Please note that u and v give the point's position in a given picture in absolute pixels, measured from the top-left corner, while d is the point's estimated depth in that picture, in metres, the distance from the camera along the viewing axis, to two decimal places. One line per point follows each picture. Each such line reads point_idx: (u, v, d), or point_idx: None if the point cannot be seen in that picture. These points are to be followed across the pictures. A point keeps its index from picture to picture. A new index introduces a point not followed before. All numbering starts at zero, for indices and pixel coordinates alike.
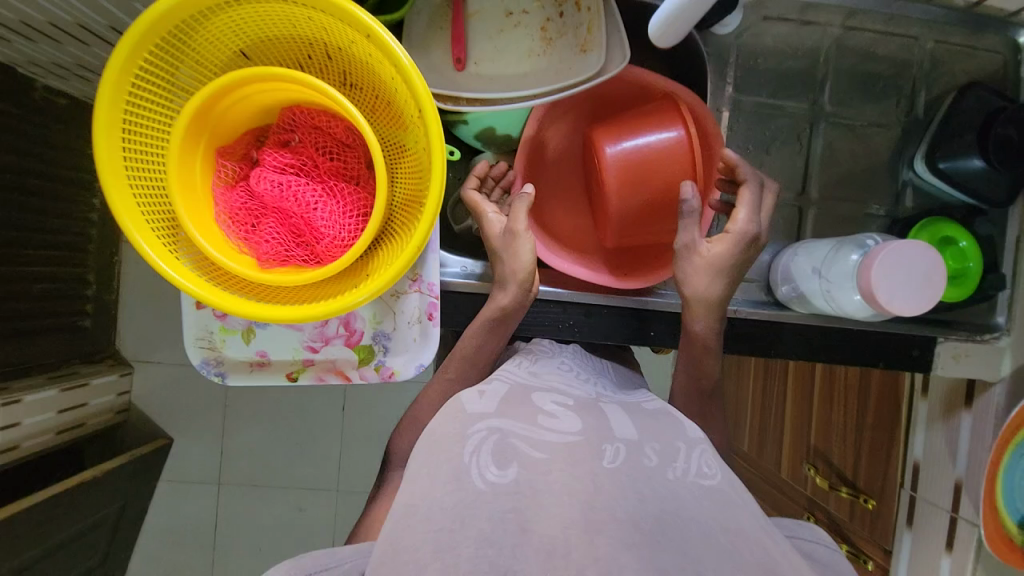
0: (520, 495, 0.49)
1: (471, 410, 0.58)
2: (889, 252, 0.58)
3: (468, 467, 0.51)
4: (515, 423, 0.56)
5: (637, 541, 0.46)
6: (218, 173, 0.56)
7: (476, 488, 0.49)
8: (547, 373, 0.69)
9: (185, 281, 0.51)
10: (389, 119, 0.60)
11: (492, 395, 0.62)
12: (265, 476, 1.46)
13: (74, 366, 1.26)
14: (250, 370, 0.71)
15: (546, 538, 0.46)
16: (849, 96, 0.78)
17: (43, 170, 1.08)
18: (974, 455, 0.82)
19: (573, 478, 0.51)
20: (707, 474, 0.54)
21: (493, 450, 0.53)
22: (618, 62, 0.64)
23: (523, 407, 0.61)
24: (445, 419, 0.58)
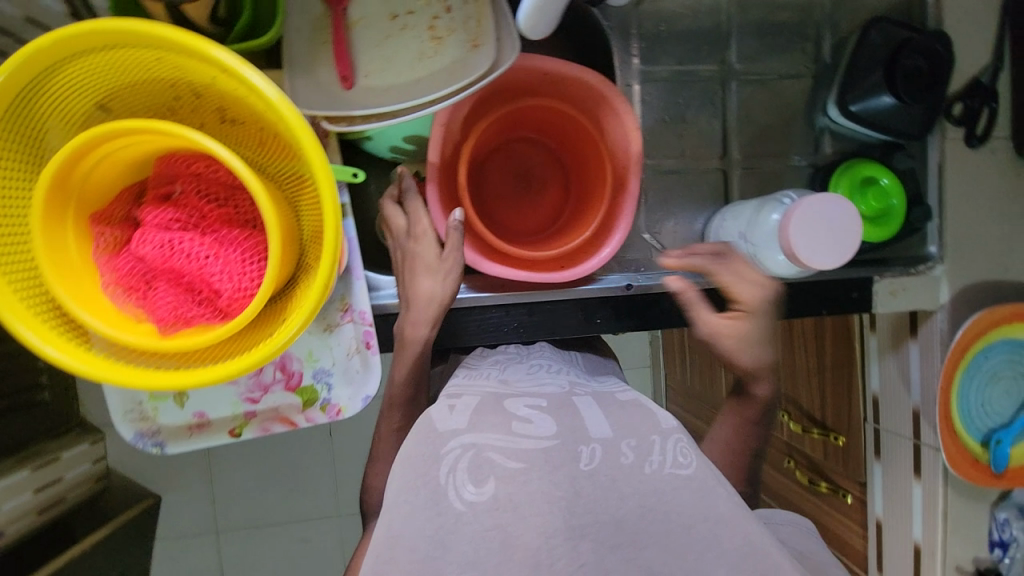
0: (502, 512, 0.47)
1: (442, 427, 0.54)
2: (802, 210, 0.60)
3: (445, 490, 0.49)
4: (492, 435, 0.52)
5: (620, 540, 0.47)
6: (99, 240, 0.52)
7: (456, 511, 0.48)
8: (516, 376, 0.66)
9: (83, 365, 0.48)
10: (279, 153, 0.56)
11: (464, 406, 0.58)
12: (260, 517, 1.44)
13: (41, 443, 1.13)
14: (190, 434, 0.68)
15: (530, 551, 0.46)
16: (757, 49, 0.78)
17: None
18: (926, 381, 0.84)
19: (553, 486, 0.49)
20: (685, 464, 0.52)
21: (470, 469, 0.50)
22: (511, 53, 0.61)
23: (498, 413, 0.57)
24: (416, 437, 0.54)
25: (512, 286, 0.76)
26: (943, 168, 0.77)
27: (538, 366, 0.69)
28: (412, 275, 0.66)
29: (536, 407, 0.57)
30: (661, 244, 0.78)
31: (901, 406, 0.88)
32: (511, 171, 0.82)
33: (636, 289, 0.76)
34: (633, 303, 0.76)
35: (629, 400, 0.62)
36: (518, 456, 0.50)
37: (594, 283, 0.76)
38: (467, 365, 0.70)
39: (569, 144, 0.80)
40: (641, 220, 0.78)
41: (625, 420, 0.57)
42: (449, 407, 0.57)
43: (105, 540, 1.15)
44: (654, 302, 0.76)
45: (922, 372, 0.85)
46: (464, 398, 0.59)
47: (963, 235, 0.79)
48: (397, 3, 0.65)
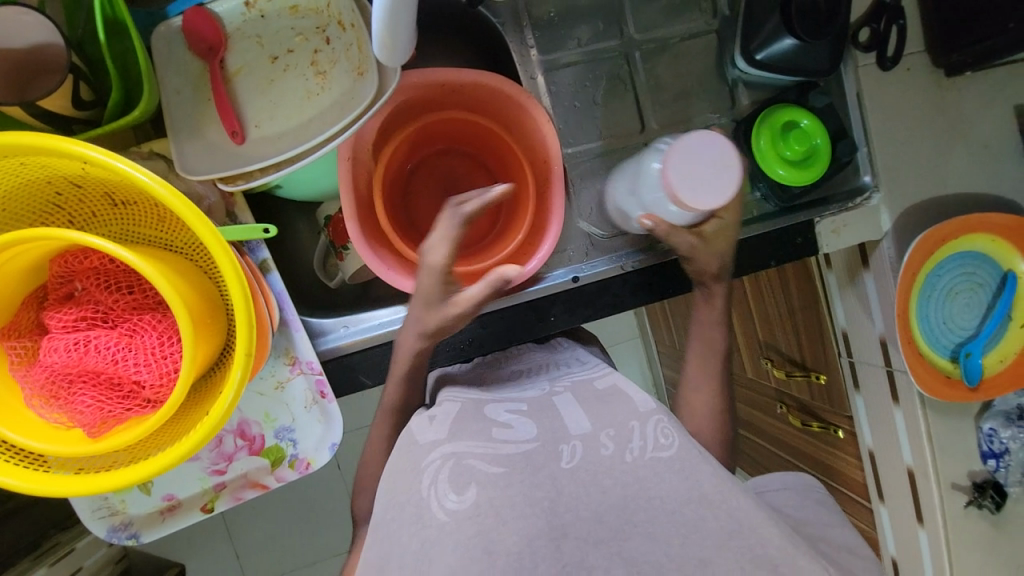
0: (484, 519, 0.46)
1: (423, 441, 0.53)
2: (675, 168, 0.60)
3: (427, 501, 0.48)
4: (472, 442, 0.51)
5: (603, 535, 0.46)
6: (9, 356, 0.51)
7: (438, 522, 0.46)
8: (497, 387, 0.65)
9: (12, 482, 0.47)
10: (181, 228, 0.55)
11: (446, 415, 0.57)
12: (284, 568, 1.43)
13: (54, 537, 1.05)
14: (164, 518, 0.67)
15: (513, 555, 0.44)
16: (655, 15, 0.76)
17: None
18: (886, 308, 0.84)
19: (534, 487, 0.47)
20: (666, 446, 0.50)
21: (450, 478, 0.48)
22: (393, 72, 0.59)
23: (479, 421, 0.56)
24: (401, 453, 0.55)
25: None
26: (862, 96, 0.77)
27: (521, 371, 0.69)
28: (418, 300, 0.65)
29: (516, 412, 0.56)
30: (599, 230, 0.77)
31: (871, 335, 0.88)
32: (438, 182, 0.80)
33: (584, 280, 0.75)
34: (583, 293, 0.76)
35: (607, 386, 0.60)
36: (500, 461, 0.49)
37: (541, 282, 0.75)
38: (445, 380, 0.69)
39: (486, 147, 0.78)
40: (573, 209, 0.77)
41: (607, 408, 0.55)
42: (430, 418, 0.57)
43: None
44: (604, 288, 0.76)
45: (882, 300, 0.85)
46: (445, 407, 0.58)
47: (894, 157, 0.78)
48: (276, 44, 0.63)
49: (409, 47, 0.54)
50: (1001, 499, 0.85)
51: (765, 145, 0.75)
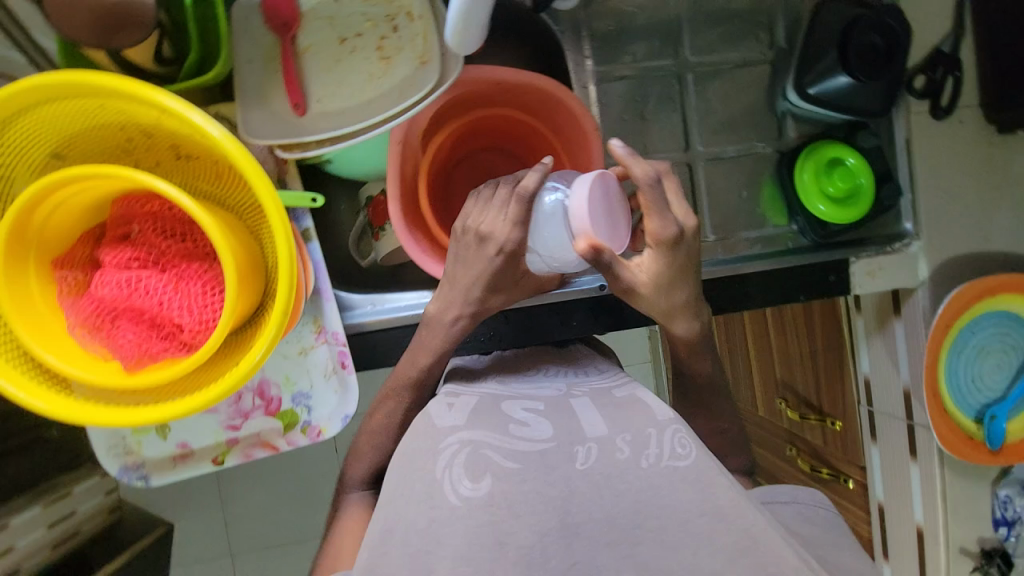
0: (497, 509, 0.46)
1: (441, 424, 0.54)
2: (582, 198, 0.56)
3: (441, 483, 0.48)
4: (490, 433, 0.52)
5: (615, 538, 0.46)
6: (62, 285, 0.53)
7: (450, 505, 0.47)
8: (514, 383, 0.66)
9: (49, 405, 0.49)
10: (235, 186, 0.57)
11: (464, 406, 0.58)
12: (272, 540, 1.45)
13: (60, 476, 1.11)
14: (175, 464, 0.69)
15: (524, 549, 0.44)
16: (712, 40, 0.78)
17: None
18: (913, 358, 0.82)
19: (548, 487, 0.47)
20: (683, 456, 0.49)
21: (466, 464, 0.49)
22: (456, 64, 0.62)
23: (496, 415, 0.56)
24: (417, 434, 0.55)
25: None
26: (910, 143, 0.77)
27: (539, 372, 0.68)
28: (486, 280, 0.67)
29: (533, 412, 0.57)
30: None
31: (893, 385, 0.87)
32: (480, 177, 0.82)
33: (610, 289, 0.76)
34: (608, 303, 0.77)
35: (625, 395, 0.60)
36: (516, 457, 0.49)
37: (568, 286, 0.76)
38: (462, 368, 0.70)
39: (531, 148, 0.79)
40: None
41: (626, 416, 0.55)
42: (449, 404, 0.57)
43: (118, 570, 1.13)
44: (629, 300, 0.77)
45: (909, 350, 0.83)
46: (464, 399, 0.59)
47: (938, 207, 0.77)
48: (346, 27, 0.66)
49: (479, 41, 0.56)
50: (1008, 570, 0.82)
51: (809, 180, 0.75)
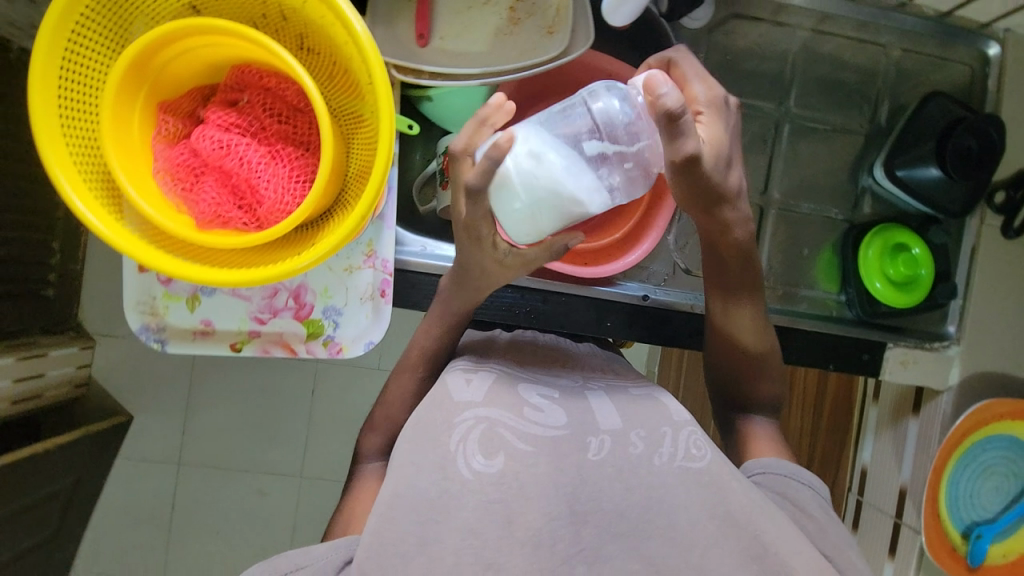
0: (507, 486, 0.48)
1: (456, 398, 0.55)
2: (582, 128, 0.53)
3: (454, 456, 0.50)
4: (505, 413, 0.54)
5: (623, 529, 0.49)
6: (159, 129, 0.54)
7: (462, 480, 0.48)
8: (532, 364, 0.65)
9: (117, 236, 0.49)
10: (344, 88, 0.58)
11: (481, 380, 0.58)
12: (228, 460, 1.43)
13: (34, 336, 1.23)
14: (193, 338, 0.69)
15: (532, 530, 0.47)
16: (816, 100, 0.81)
17: (13, 134, 1.05)
18: (919, 459, 0.83)
19: (559, 472, 0.50)
20: (698, 457, 0.52)
21: (481, 441, 0.50)
22: (582, 44, 0.64)
23: (512, 395, 0.57)
24: (430, 406, 0.55)
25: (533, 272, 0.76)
26: (976, 252, 0.78)
27: (554, 358, 0.68)
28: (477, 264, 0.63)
29: (547, 398, 0.58)
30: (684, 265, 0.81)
31: (891, 481, 0.87)
32: None
33: (652, 301, 0.78)
34: (645, 314, 0.78)
35: (643, 394, 0.61)
36: (528, 440, 0.52)
37: (612, 286, 0.77)
38: (483, 338, 0.70)
39: None
40: (669, 236, 0.80)
41: (638, 414, 0.57)
42: (466, 379, 0.57)
43: (67, 444, 1.16)
44: (667, 317, 0.78)
45: (917, 451, 0.83)
46: (481, 373, 0.59)
47: (982, 319, 0.79)
48: None
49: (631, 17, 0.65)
50: None
51: (872, 257, 0.77)
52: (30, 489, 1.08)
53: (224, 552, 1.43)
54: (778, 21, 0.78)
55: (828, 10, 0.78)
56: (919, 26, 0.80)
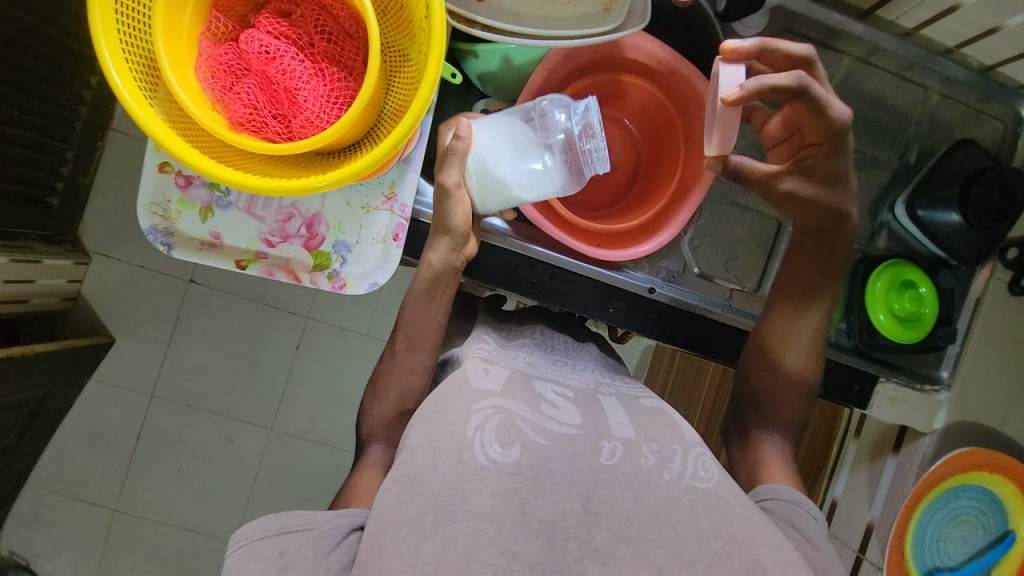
0: (523, 478, 0.49)
1: (476, 386, 0.57)
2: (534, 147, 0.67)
3: (471, 443, 0.51)
4: (522, 407, 0.55)
5: (633, 535, 0.49)
6: (208, 25, 0.54)
7: (479, 465, 0.49)
8: (545, 364, 0.67)
9: (149, 120, 0.50)
10: (395, 22, 0.58)
11: (500, 372, 0.60)
12: (203, 398, 1.42)
13: (31, 242, 1.21)
14: (200, 249, 0.68)
15: (546, 522, 0.48)
16: (851, 128, 0.81)
17: (49, 33, 1.03)
18: (891, 500, 0.83)
19: (574, 470, 0.51)
20: (705, 478, 0.54)
21: (498, 429, 0.52)
22: (637, 22, 0.66)
23: (528, 391, 0.59)
24: (450, 391, 0.57)
25: (546, 244, 0.76)
26: (980, 301, 0.79)
27: (565, 362, 0.69)
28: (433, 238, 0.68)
29: (562, 396, 0.60)
30: (697, 266, 0.81)
31: (859, 516, 0.88)
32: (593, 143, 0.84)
33: (657, 295, 0.78)
34: (651, 306, 0.78)
35: (652, 407, 0.64)
36: (545, 434, 0.53)
37: (620, 273, 0.77)
38: (500, 337, 0.71)
39: (651, 137, 0.81)
40: (686, 234, 0.81)
41: (648, 425, 0.60)
42: (486, 369, 0.60)
43: (46, 353, 1.14)
44: (670, 314, 0.78)
45: (890, 490, 0.84)
46: (499, 366, 0.61)
47: (976, 370, 0.80)
48: None
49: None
50: None
51: (880, 289, 0.77)
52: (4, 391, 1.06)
53: (182, 490, 1.41)
54: (826, 44, 0.79)
55: (879, 43, 0.79)
56: (963, 76, 0.81)
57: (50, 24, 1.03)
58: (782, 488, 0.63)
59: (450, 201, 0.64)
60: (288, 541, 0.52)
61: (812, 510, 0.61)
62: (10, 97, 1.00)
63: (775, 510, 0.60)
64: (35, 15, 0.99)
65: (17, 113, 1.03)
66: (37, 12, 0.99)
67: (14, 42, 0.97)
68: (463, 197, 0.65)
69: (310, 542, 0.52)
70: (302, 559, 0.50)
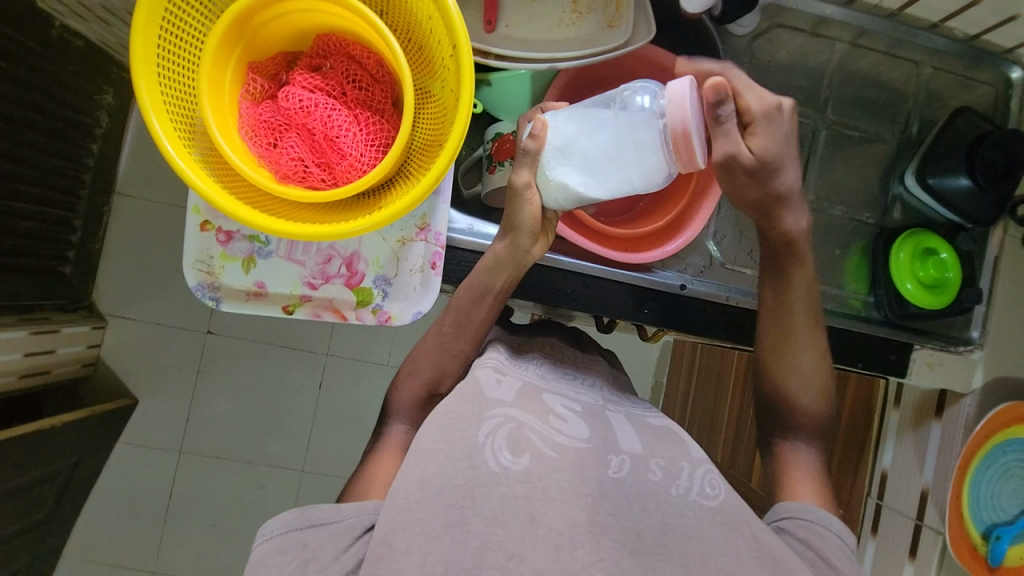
0: (532, 487, 0.50)
1: (490, 394, 0.57)
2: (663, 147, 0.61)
3: (482, 448, 0.52)
4: (532, 418, 0.56)
5: (641, 548, 0.49)
6: (247, 87, 0.57)
7: (489, 471, 0.51)
8: (555, 377, 0.66)
9: (202, 183, 0.52)
10: (417, 63, 0.61)
11: (511, 383, 0.60)
12: (231, 448, 1.42)
13: (47, 312, 1.23)
14: (247, 299, 0.70)
15: (555, 531, 0.48)
16: (851, 111, 0.85)
17: (46, 107, 1.05)
18: (942, 463, 0.84)
19: (581, 483, 0.52)
20: (712, 496, 0.54)
21: (509, 438, 0.53)
22: (644, 35, 0.68)
23: (539, 403, 0.59)
24: (463, 396, 0.57)
25: (574, 254, 0.78)
26: (999, 260, 0.82)
27: (574, 376, 0.68)
28: (497, 241, 0.69)
29: (572, 410, 0.60)
30: (721, 256, 0.84)
31: (911, 485, 0.88)
32: None
33: (689, 291, 0.80)
34: (682, 303, 0.80)
35: (660, 425, 0.64)
36: (554, 447, 0.54)
37: (652, 274, 0.79)
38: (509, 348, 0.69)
39: None
40: (709, 229, 0.83)
41: (655, 441, 0.60)
42: (498, 378, 0.60)
43: (73, 422, 1.15)
44: (702, 308, 0.80)
45: (939, 455, 0.85)
46: (512, 377, 0.61)
47: (1004, 327, 0.82)
48: None
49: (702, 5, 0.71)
50: None
51: (904, 259, 0.80)
52: (34, 466, 1.07)
53: (219, 544, 1.40)
54: (816, 32, 0.83)
55: (865, 26, 0.83)
56: (949, 47, 0.84)
57: (48, 99, 1.05)
58: (800, 508, 0.58)
59: (520, 200, 0.65)
60: (312, 534, 0.52)
61: (837, 528, 0.57)
62: (13, 175, 1.02)
63: (792, 531, 0.57)
64: (31, 93, 1.01)
65: (23, 188, 1.05)
66: (32, 88, 1.01)
67: (16, 120, 0.99)
68: (532, 196, 0.65)
69: (332, 535, 0.52)
70: (323, 552, 0.51)
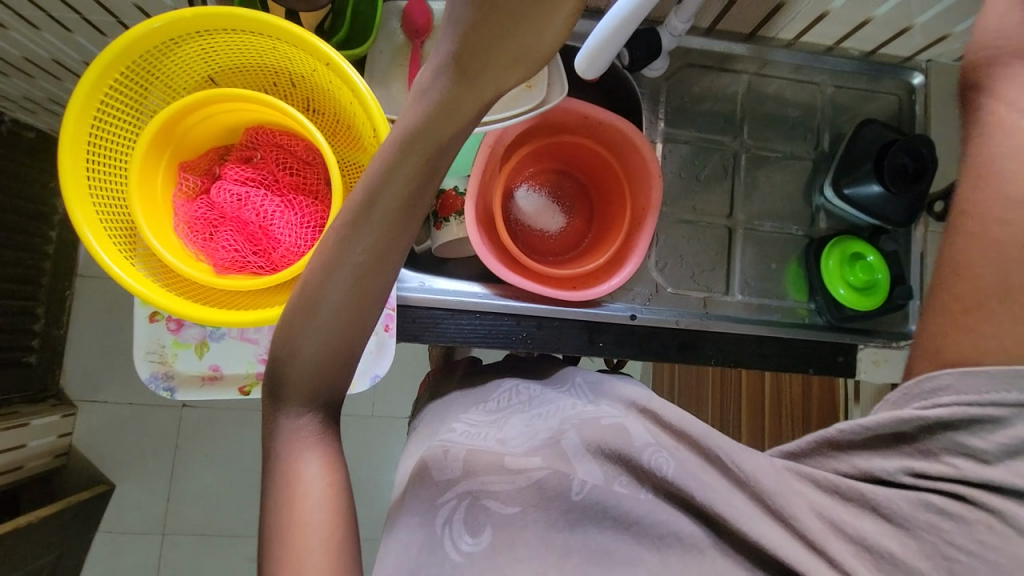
0: (500, 556, 0.47)
1: (441, 477, 0.53)
2: None
3: (442, 540, 0.49)
4: (484, 474, 0.52)
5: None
6: (179, 186, 0.60)
7: (452, 562, 0.48)
8: (511, 422, 0.61)
9: (138, 285, 0.53)
10: (346, 142, 0.64)
11: (461, 449, 0.55)
12: (216, 523, 1.37)
13: (14, 406, 1.20)
14: (202, 384, 0.70)
15: None
16: (768, 131, 0.91)
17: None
18: None
19: (549, 532, 0.48)
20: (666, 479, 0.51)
21: (465, 518, 0.50)
22: (558, 91, 0.74)
23: (488, 455, 0.54)
24: (417, 484, 0.54)
25: (524, 297, 0.81)
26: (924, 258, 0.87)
27: (537, 415, 0.61)
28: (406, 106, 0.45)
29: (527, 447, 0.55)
30: (666, 282, 0.87)
31: None
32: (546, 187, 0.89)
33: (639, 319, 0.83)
34: (636, 332, 0.82)
35: (613, 424, 0.56)
36: (512, 502, 0.50)
37: (600, 308, 0.82)
38: (471, 412, 0.65)
39: (597, 177, 0.88)
40: (651, 259, 0.87)
41: (607, 450, 0.53)
42: (445, 451, 0.55)
43: (48, 518, 1.11)
44: (654, 334, 0.82)
45: None
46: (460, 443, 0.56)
47: None
48: None
49: (599, 72, 0.68)
50: None
51: (834, 266, 0.84)
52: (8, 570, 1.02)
53: None
54: (726, 67, 0.89)
55: (770, 57, 0.89)
56: (850, 66, 0.91)
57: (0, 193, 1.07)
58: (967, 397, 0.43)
59: None
60: None
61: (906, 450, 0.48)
62: None
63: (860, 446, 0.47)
64: None
65: None
66: None
67: None
68: None
69: None
70: None
